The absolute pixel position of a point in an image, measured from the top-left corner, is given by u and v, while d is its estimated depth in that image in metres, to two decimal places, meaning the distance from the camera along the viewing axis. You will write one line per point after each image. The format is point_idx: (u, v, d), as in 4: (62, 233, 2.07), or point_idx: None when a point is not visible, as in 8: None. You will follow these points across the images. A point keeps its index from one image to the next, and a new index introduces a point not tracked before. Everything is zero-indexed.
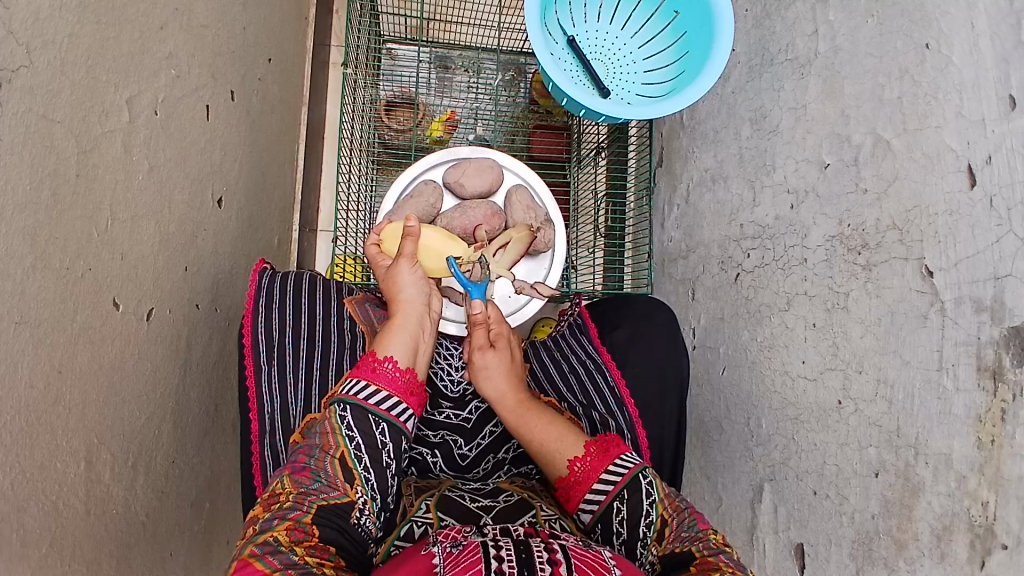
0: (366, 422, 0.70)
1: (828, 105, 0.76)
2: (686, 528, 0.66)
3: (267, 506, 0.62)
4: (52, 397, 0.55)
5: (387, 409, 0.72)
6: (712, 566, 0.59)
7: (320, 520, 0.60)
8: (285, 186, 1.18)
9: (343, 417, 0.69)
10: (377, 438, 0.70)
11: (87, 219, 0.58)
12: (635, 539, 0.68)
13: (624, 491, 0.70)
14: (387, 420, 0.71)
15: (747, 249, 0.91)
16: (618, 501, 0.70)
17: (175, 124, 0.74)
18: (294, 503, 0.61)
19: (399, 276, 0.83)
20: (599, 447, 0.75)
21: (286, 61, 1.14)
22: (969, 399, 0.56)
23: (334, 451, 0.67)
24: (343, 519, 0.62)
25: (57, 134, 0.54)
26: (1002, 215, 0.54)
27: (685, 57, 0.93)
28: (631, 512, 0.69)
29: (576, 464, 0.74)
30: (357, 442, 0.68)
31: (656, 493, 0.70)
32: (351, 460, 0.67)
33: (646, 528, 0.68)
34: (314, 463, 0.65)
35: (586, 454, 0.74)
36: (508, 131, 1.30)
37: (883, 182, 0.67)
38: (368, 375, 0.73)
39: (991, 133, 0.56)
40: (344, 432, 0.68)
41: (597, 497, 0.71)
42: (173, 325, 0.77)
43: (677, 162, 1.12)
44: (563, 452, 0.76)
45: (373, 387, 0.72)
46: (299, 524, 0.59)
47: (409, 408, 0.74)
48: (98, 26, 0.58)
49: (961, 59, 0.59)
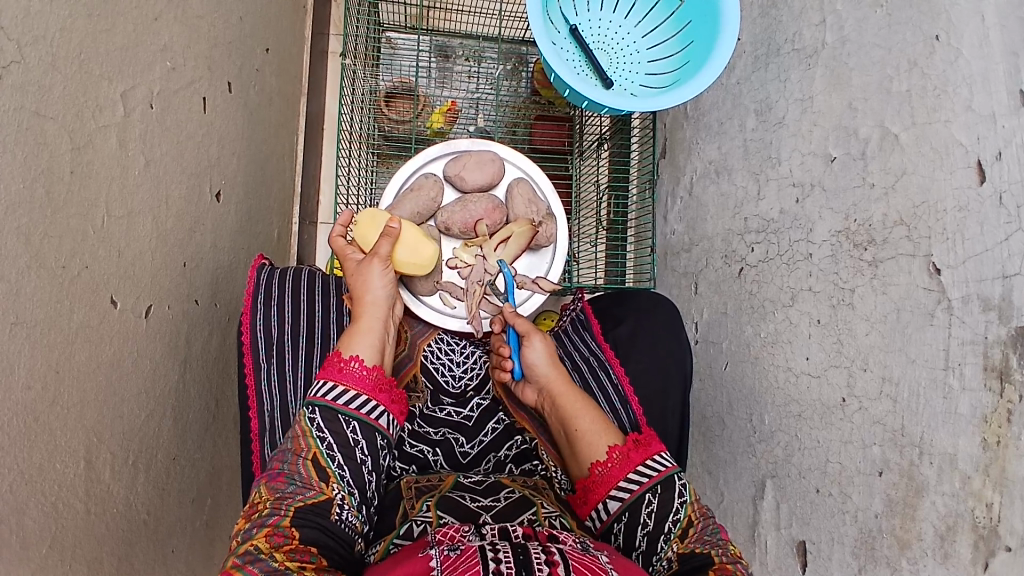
0: (336, 422, 0.71)
1: (835, 97, 0.74)
2: (709, 532, 0.67)
3: (248, 517, 0.63)
4: (50, 398, 0.54)
5: (358, 409, 0.73)
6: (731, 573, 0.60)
7: (299, 521, 0.61)
8: (285, 179, 1.17)
9: (312, 420, 0.70)
10: (349, 436, 0.71)
11: (82, 216, 0.58)
12: (659, 532, 0.68)
13: (658, 486, 0.71)
14: (358, 419, 0.72)
15: (751, 243, 0.90)
16: (650, 494, 0.70)
17: (171, 118, 0.73)
18: (271, 509, 0.62)
19: (370, 276, 0.82)
20: (638, 441, 0.76)
21: (284, 51, 1.12)
22: (975, 398, 0.56)
23: (306, 453, 0.68)
24: (323, 517, 0.63)
25: (50, 130, 0.53)
26: (1011, 212, 0.53)
27: (690, 47, 0.91)
28: (661, 506, 0.69)
29: (614, 451, 0.74)
30: (328, 442, 0.69)
31: (687, 496, 0.70)
32: (324, 459, 0.68)
33: (671, 524, 0.68)
34: (288, 468, 0.67)
35: (625, 445, 0.75)
36: (509, 122, 1.28)
37: (890, 176, 0.66)
38: (335, 376, 0.74)
39: (1002, 128, 0.55)
40: (314, 433, 0.69)
41: (630, 486, 0.71)
42: (172, 322, 0.76)
43: (681, 154, 1.11)
44: (600, 438, 0.76)
45: (341, 387, 0.73)
46: (278, 529, 0.59)
47: (380, 405, 0.75)
48: (90, 19, 0.57)
49: (972, 51, 0.58)
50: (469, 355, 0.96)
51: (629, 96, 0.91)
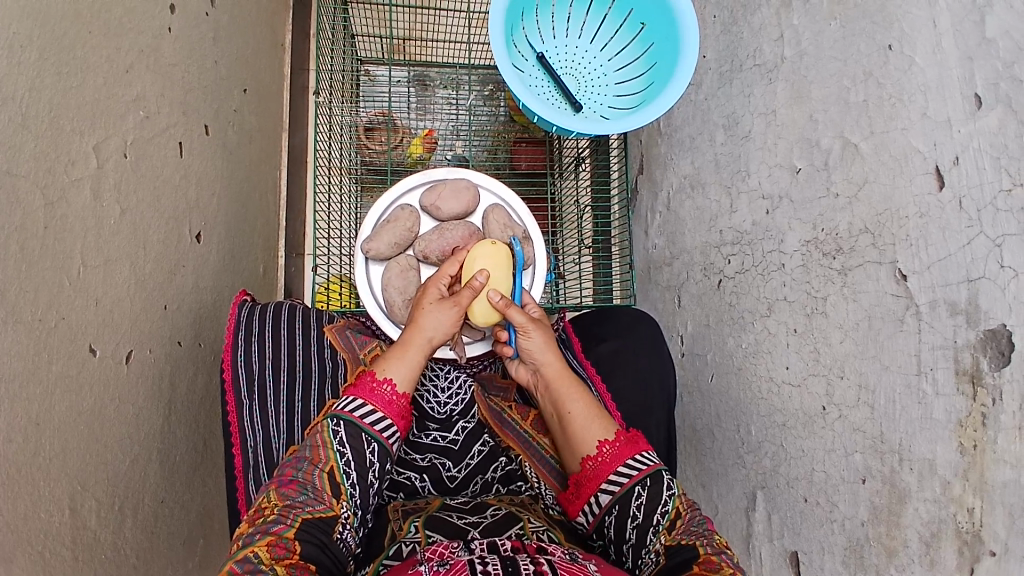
0: (359, 440, 0.70)
1: (796, 110, 0.76)
2: (695, 523, 0.67)
3: (252, 520, 0.63)
4: (32, 449, 0.55)
5: (381, 431, 0.72)
6: (716, 565, 0.60)
7: (303, 535, 0.61)
8: (269, 214, 1.19)
9: (336, 433, 0.69)
10: (368, 459, 0.70)
11: (58, 269, 0.59)
12: (649, 524, 0.68)
13: (647, 479, 0.71)
14: (377, 441, 0.71)
15: (728, 255, 0.90)
16: (640, 487, 0.70)
17: (147, 165, 0.74)
18: (279, 517, 0.62)
19: (440, 315, 0.78)
20: (628, 437, 0.75)
21: (262, 90, 1.14)
22: (950, 403, 0.56)
23: (323, 465, 0.68)
24: (326, 535, 0.64)
25: (22, 188, 0.54)
26: (972, 216, 0.54)
27: (655, 67, 0.93)
28: (650, 499, 0.69)
29: (603, 446, 0.74)
30: (347, 458, 0.69)
31: (676, 488, 0.70)
32: (339, 474, 0.68)
33: (660, 517, 0.68)
34: (302, 476, 0.66)
35: (615, 439, 0.74)
36: (489, 147, 1.30)
37: (853, 186, 0.66)
38: (365, 395, 0.73)
39: (957, 134, 0.55)
40: (335, 447, 0.69)
41: (620, 479, 0.71)
42: (155, 365, 0.77)
43: (657, 169, 1.12)
44: (590, 432, 0.76)
45: (371, 407, 0.73)
46: (281, 540, 0.60)
47: (396, 428, 0.74)
48: (59, 78, 0.59)
49: (924, 59, 0.59)
50: (454, 380, 0.94)
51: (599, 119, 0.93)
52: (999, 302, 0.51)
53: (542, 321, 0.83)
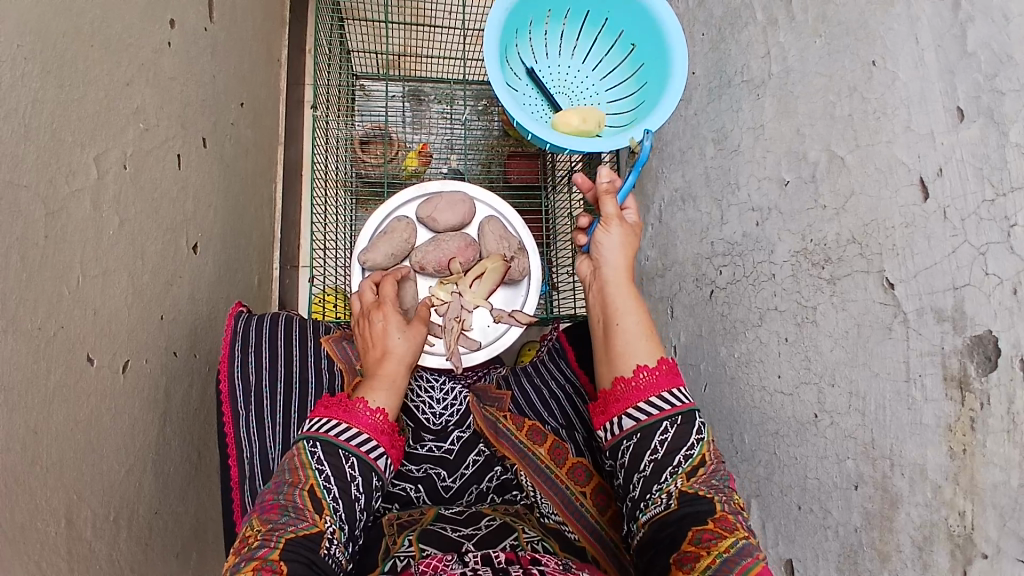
0: (336, 456, 0.70)
1: (784, 124, 0.78)
2: (717, 477, 0.67)
3: (239, 550, 0.63)
4: (29, 459, 0.55)
5: (358, 445, 0.71)
6: (731, 526, 0.62)
7: (289, 555, 0.61)
8: (264, 227, 1.20)
9: (312, 453, 0.69)
10: (347, 472, 0.69)
11: (57, 279, 0.59)
12: (667, 463, 0.67)
13: (677, 416, 0.69)
14: (356, 455, 0.71)
15: (719, 266, 0.92)
16: (667, 422, 0.69)
17: (145, 176, 0.75)
18: (262, 541, 0.62)
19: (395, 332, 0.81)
20: (671, 368, 0.72)
21: (259, 103, 1.16)
22: (938, 408, 0.57)
23: (303, 485, 0.67)
24: (313, 551, 0.62)
25: (24, 198, 0.54)
26: (957, 225, 0.55)
27: (645, 87, 0.95)
28: (675, 437, 0.68)
29: (641, 372, 0.72)
30: (326, 475, 0.68)
31: (705, 434, 0.69)
32: (319, 491, 0.67)
33: (682, 458, 0.67)
34: (283, 498, 0.66)
35: (655, 367, 0.72)
36: (483, 160, 1.32)
37: (840, 197, 0.68)
38: (340, 415, 0.73)
39: (939, 146, 0.57)
40: (313, 465, 0.68)
41: (649, 409, 0.70)
42: (150, 376, 0.77)
43: (649, 182, 1.14)
44: (635, 354, 0.73)
45: (345, 425, 0.72)
46: (267, 562, 0.60)
47: (381, 447, 0.73)
48: (61, 90, 0.60)
49: (907, 74, 0.61)
50: (448, 391, 0.97)
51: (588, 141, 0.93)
52: (984, 308, 0.53)
53: (631, 228, 0.81)
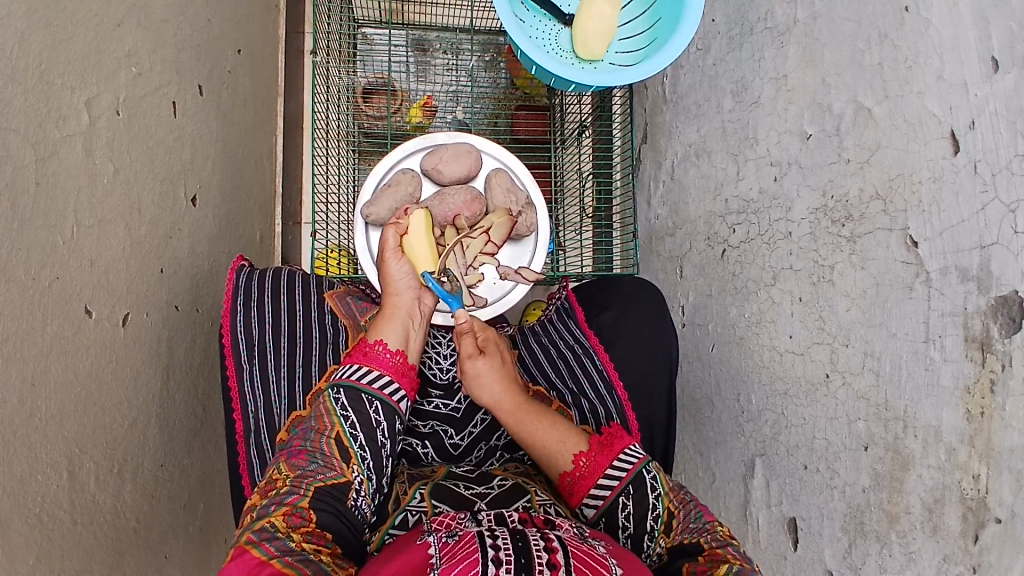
0: (360, 402, 0.70)
1: (807, 74, 0.74)
2: (692, 520, 0.67)
3: (265, 492, 0.63)
4: (28, 412, 0.54)
5: (381, 388, 0.72)
6: (721, 557, 0.61)
7: (316, 504, 0.61)
8: (263, 180, 1.17)
9: (337, 399, 0.70)
10: (372, 417, 0.70)
11: (50, 228, 0.57)
12: (642, 532, 0.67)
13: (630, 486, 0.69)
14: (380, 399, 0.72)
15: (733, 224, 0.89)
16: (624, 497, 0.69)
17: (139, 124, 0.72)
18: (291, 487, 0.62)
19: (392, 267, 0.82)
20: (603, 442, 0.74)
21: (256, 51, 1.11)
22: (957, 369, 0.55)
23: (329, 432, 0.67)
24: (340, 502, 0.63)
25: (13, 142, 0.52)
26: (987, 180, 0.53)
27: (658, 23, 0.91)
28: (637, 507, 0.68)
29: (580, 459, 0.72)
30: (351, 421, 0.68)
31: (661, 487, 0.70)
32: (346, 439, 0.67)
33: (653, 521, 0.68)
34: (311, 445, 0.66)
35: (590, 450, 0.73)
36: (490, 114, 1.29)
37: (865, 151, 0.65)
38: (361, 359, 0.74)
39: (973, 97, 0.54)
40: (338, 412, 0.68)
41: (603, 492, 0.70)
42: (152, 329, 0.76)
43: (661, 138, 1.11)
44: (565, 449, 0.74)
45: (367, 369, 0.73)
46: (295, 510, 0.59)
47: (402, 389, 0.74)
48: (49, 29, 0.56)
49: (941, 21, 0.57)
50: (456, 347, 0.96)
51: (594, 71, 0.90)
52: (1011, 268, 0.50)
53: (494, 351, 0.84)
